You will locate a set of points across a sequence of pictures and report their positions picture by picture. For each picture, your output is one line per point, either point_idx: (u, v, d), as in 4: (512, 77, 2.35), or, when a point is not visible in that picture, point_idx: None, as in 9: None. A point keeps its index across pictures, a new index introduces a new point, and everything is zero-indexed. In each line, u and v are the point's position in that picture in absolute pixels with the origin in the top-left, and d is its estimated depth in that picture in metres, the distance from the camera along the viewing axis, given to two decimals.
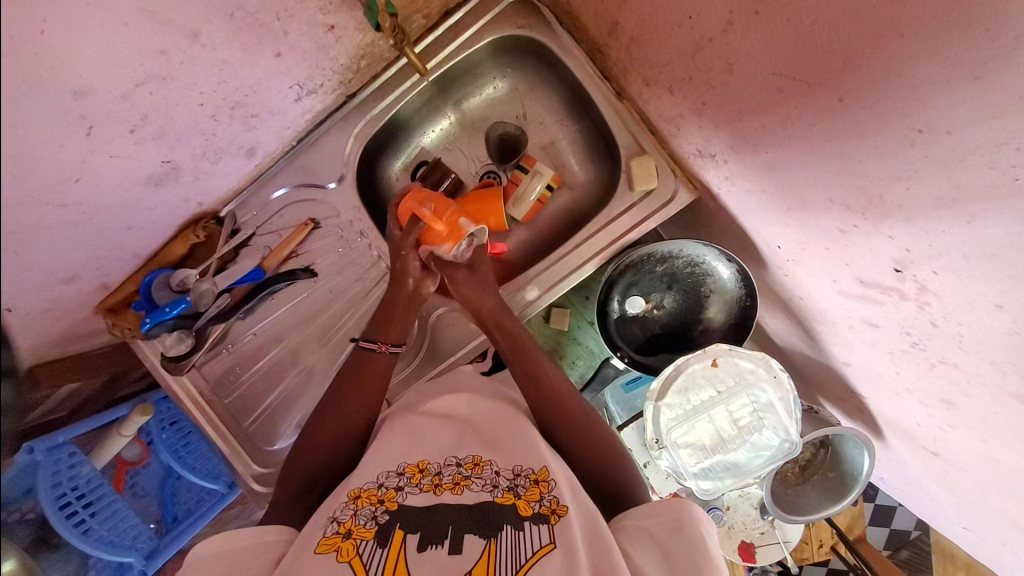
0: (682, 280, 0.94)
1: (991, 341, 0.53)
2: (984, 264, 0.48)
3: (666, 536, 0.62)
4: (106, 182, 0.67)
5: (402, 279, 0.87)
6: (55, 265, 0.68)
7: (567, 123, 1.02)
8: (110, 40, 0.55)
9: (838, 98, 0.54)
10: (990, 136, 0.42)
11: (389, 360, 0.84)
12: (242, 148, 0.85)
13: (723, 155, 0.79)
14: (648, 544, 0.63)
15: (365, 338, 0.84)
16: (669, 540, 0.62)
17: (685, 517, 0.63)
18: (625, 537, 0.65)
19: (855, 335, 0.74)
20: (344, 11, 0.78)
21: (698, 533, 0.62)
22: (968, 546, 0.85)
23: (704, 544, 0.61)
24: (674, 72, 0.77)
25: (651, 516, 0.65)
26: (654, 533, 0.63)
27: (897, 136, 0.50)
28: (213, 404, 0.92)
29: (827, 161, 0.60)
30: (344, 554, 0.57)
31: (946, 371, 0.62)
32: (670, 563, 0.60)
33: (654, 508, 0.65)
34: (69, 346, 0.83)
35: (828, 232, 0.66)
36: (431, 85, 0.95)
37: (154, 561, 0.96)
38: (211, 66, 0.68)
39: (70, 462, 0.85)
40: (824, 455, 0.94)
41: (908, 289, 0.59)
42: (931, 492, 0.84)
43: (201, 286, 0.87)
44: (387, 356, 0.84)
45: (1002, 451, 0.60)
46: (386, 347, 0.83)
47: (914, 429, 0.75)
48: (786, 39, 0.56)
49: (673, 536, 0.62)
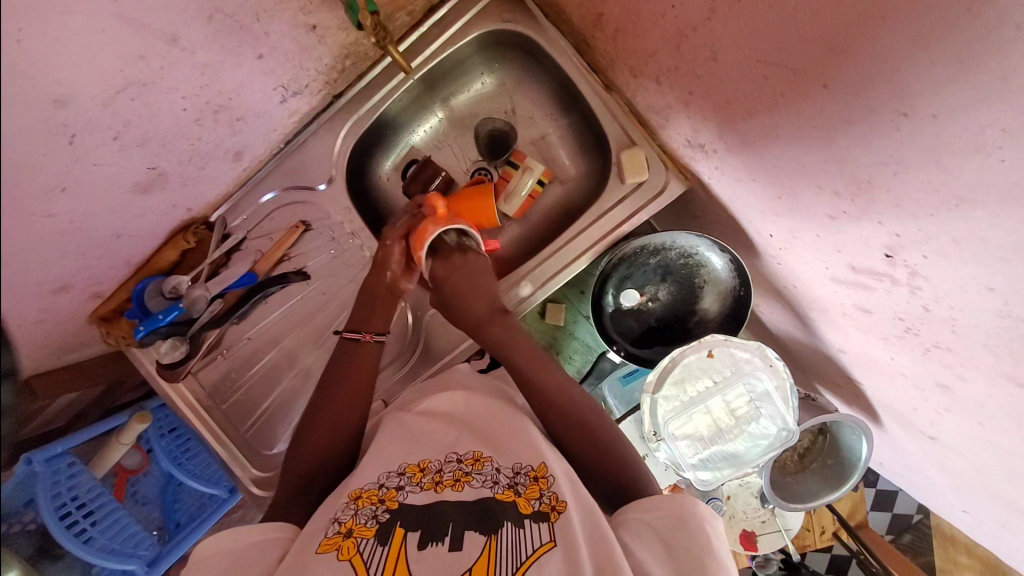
0: (675, 272, 0.93)
1: (984, 325, 0.52)
2: (974, 247, 0.48)
3: (670, 529, 0.62)
4: (91, 190, 0.67)
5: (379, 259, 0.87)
6: (45, 276, 0.68)
7: (555, 117, 1.02)
8: (88, 46, 0.55)
9: (823, 83, 0.53)
10: (976, 118, 0.42)
11: (375, 350, 0.84)
12: (229, 152, 0.84)
13: (712, 144, 0.78)
14: (652, 539, 0.62)
15: (350, 328, 0.84)
16: (673, 532, 0.62)
17: (688, 512, 0.63)
18: (629, 533, 0.64)
19: (849, 321, 0.73)
20: (325, 10, 0.77)
21: (702, 530, 0.61)
22: (969, 530, 0.85)
23: (707, 538, 0.60)
24: (660, 62, 0.77)
25: (655, 510, 0.64)
26: (658, 526, 0.63)
27: (883, 120, 0.49)
28: (210, 410, 0.92)
29: (816, 147, 0.59)
30: (345, 552, 0.57)
31: (940, 355, 0.61)
32: (672, 557, 0.60)
33: (657, 503, 0.65)
34: (65, 356, 0.83)
35: (818, 218, 0.66)
36: (418, 82, 0.95)
37: (158, 567, 0.95)
38: (193, 69, 0.68)
39: (69, 472, 0.85)
40: (823, 442, 0.94)
41: (899, 274, 0.58)
42: (930, 476, 0.84)
43: (193, 292, 0.86)
44: (372, 345, 0.84)
45: (999, 433, 0.60)
46: (371, 336, 0.83)
47: (910, 414, 0.75)
48: (770, 25, 0.56)
49: (676, 531, 0.62)
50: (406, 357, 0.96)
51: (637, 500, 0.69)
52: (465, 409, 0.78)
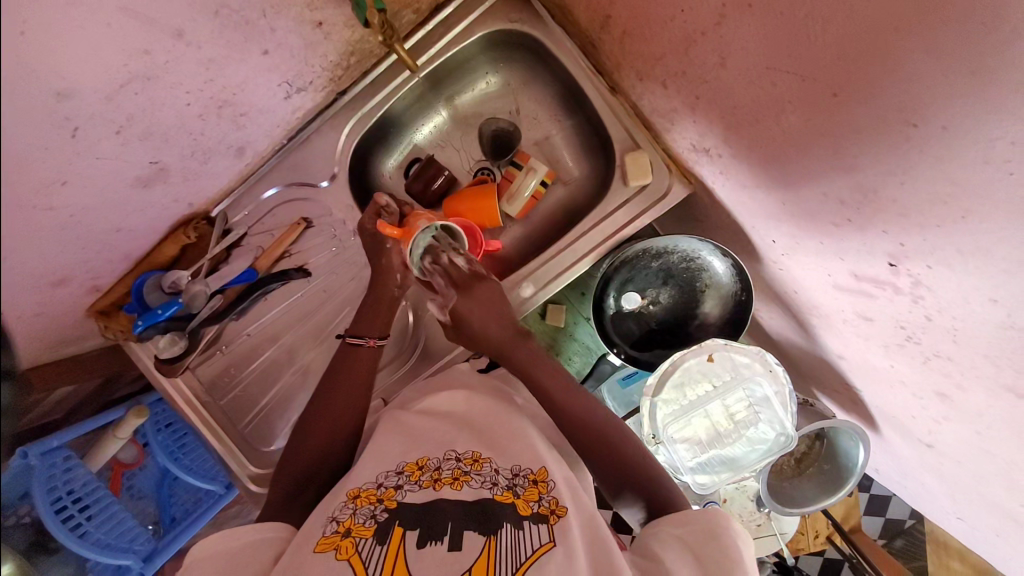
0: (677, 276, 0.93)
1: (986, 335, 0.53)
2: (980, 259, 0.48)
3: (700, 536, 0.62)
4: (93, 185, 0.66)
5: (375, 261, 0.87)
6: (45, 268, 0.67)
7: (559, 118, 1.01)
8: (92, 40, 0.54)
9: (833, 92, 0.53)
10: (987, 131, 0.42)
11: (376, 354, 0.84)
12: (232, 147, 0.84)
13: (717, 150, 0.79)
14: (682, 548, 0.62)
15: (351, 334, 0.84)
16: (701, 538, 0.62)
17: (718, 523, 0.62)
18: (658, 544, 0.63)
19: (850, 328, 0.74)
20: (331, 7, 0.77)
21: (734, 543, 0.61)
22: (963, 537, 0.86)
23: (737, 551, 0.60)
24: (667, 66, 0.77)
25: (687, 523, 0.64)
26: (689, 539, 0.62)
27: (893, 132, 0.49)
28: (208, 406, 0.91)
29: (823, 156, 0.59)
30: (344, 552, 0.57)
31: (940, 364, 0.62)
32: (702, 565, 0.59)
33: (688, 516, 0.65)
34: (63, 349, 0.82)
35: (823, 227, 0.66)
36: (422, 81, 0.95)
37: (153, 563, 0.94)
38: (197, 64, 0.67)
39: (65, 465, 0.85)
40: (820, 447, 0.95)
41: (902, 284, 0.59)
42: (926, 483, 0.84)
43: (193, 287, 0.86)
44: (375, 350, 0.84)
45: (996, 443, 0.61)
46: (373, 341, 0.83)
47: (907, 421, 0.75)
48: (780, 33, 0.56)
49: (707, 541, 0.61)
50: (406, 356, 0.97)
51: (666, 514, 0.68)
52: (466, 410, 0.78)
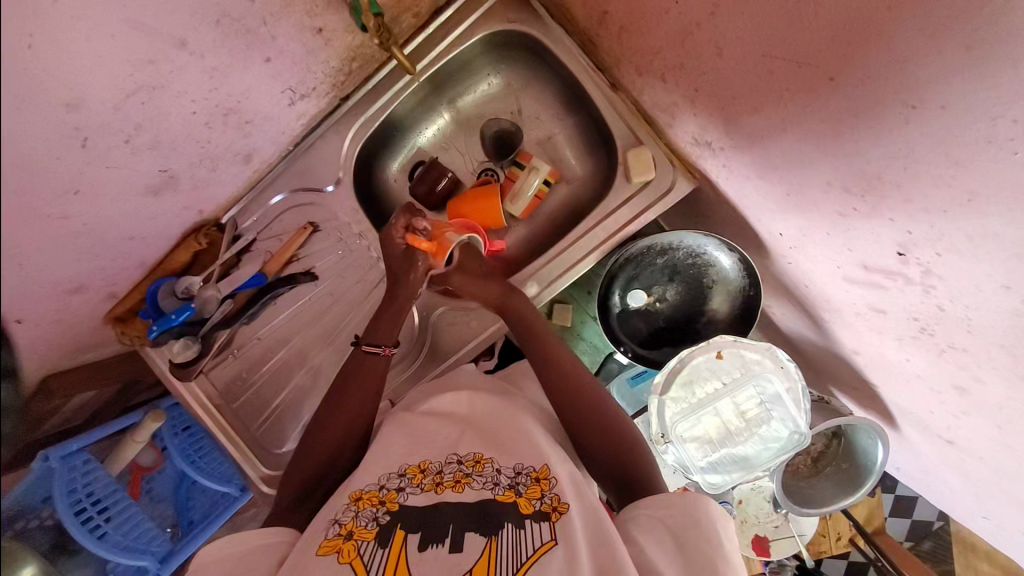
0: (683, 272, 0.92)
1: (1000, 324, 0.51)
2: (989, 244, 0.46)
3: (682, 526, 0.60)
4: (104, 193, 0.68)
5: None
6: (61, 275, 0.70)
7: (562, 117, 1.02)
8: (97, 51, 0.56)
9: (828, 76, 0.52)
10: (987, 107, 0.40)
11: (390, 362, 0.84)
12: (239, 155, 0.86)
13: (718, 143, 0.78)
14: (663, 532, 0.61)
15: (369, 341, 0.84)
16: (685, 532, 0.59)
17: (702, 512, 0.61)
18: (638, 526, 0.62)
19: (862, 322, 0.72)
20: (331, 13, 0.78)
21: (714, 531, 0.59)
22: (992, 538, 0.82)
23: (717, 539, 0.58)
24: (665, 60, 0.76)
25: (667, 507, 0.62)
26: (669, 522, 0.61)
27: (891, 114, 0.48)
28: (221, 408, 0.93)
29: (822, 142, 0.58)
30: (345, 555, 0.57)
31: (956, 356, 0.60)
32: (683, 554, 0.58)
33: (671, 499, 0.63)
34: (82, 355, 0.85)
35: (828, 217, 0.65)
36: (424, 85, 0.96)
37: (169, 565, 0.94)
38: (201, 73, 0.69)
39: (85, 468, 0.88)
40: (837, 446, 0.92)
41: (912, 273, 0.57)
42: (949, 482, 0.81)
43: (205, 292, 0.88)
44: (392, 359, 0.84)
45: (1018, 437, 0.58)
46: (390, 350, 0.84)
47: (925, 417, 0.73)
48: (773, 18, 0.55)
49: (688, 528, 0.60)
50: (412, 357, 0.96)
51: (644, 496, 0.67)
52: (471, 410, 0.78)
